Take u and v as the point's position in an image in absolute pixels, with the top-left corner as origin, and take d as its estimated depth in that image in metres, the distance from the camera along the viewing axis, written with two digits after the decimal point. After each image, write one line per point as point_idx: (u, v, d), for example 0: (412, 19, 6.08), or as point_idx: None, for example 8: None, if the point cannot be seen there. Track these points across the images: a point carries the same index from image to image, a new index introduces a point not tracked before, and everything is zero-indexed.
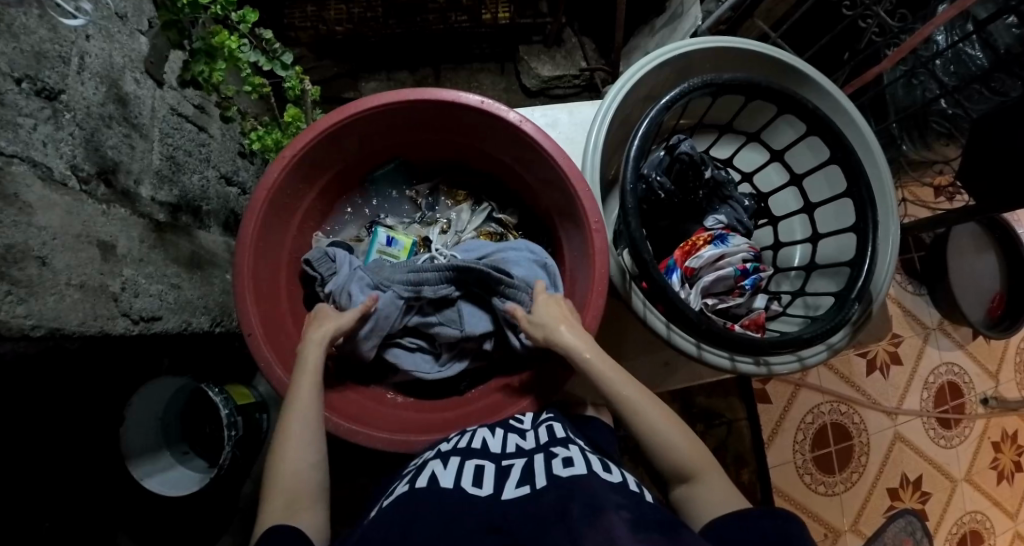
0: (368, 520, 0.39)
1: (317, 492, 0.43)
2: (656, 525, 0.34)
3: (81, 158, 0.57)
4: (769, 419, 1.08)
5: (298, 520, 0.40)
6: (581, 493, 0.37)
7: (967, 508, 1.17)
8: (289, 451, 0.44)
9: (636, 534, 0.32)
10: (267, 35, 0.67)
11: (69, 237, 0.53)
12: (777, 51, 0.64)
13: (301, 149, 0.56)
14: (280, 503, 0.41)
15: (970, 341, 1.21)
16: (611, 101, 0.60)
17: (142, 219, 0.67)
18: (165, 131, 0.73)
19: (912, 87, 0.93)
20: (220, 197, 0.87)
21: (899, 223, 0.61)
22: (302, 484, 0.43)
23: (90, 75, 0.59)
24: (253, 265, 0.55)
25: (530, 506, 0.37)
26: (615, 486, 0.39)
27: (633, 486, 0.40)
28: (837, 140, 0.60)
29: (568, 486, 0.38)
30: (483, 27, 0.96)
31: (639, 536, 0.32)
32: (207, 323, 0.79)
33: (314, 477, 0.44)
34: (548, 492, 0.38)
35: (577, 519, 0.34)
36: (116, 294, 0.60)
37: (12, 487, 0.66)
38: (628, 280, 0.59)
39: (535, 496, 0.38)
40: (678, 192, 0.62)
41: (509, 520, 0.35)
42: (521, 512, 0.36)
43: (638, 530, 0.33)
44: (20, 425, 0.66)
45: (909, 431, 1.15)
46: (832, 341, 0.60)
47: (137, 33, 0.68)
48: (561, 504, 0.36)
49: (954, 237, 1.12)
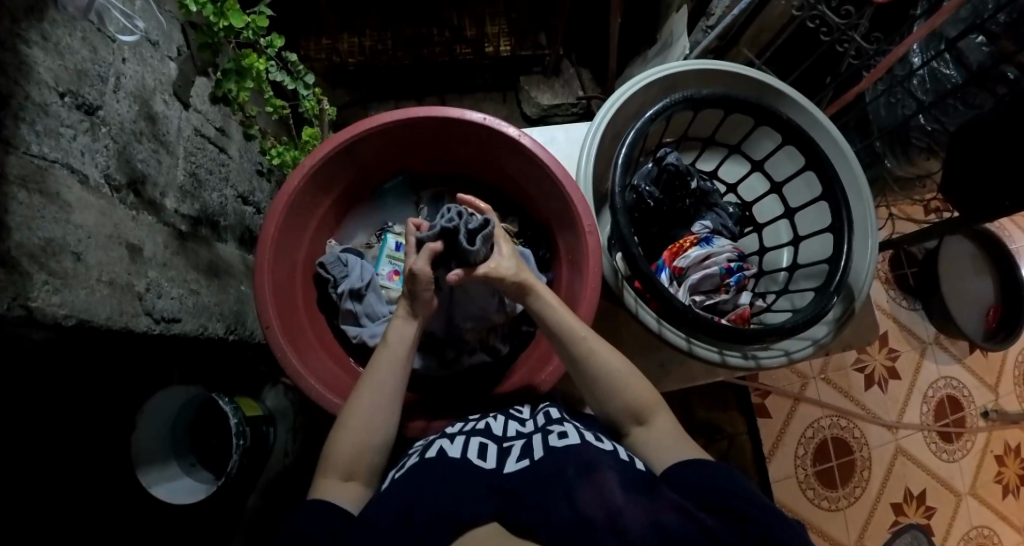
0: (385, 486, 0.42)
1: (374, 468, 0.46)
2: (641, 486, 0.37)
3: (113, 168, 0.62)
4: (770, 433, 1.08)
5: (347, 494, 0.43)
6: (574, 459, 0.39)
7: (974, 522, 1.16)
8: (346, 432, 0.46)
9: (626, 494, 0.36)
10: (292, 58, 0.73)
11: (101, 236, 0.58)
12: (752, 71, 0.69)
13: (318, 160, 0.62)
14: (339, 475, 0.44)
15: (967, 354, 1.22)
16: (602, 117, 0.66)
17: (166, 227, 0.72)
18: (189, 150, 0.79)
19: (893, 106, 0.97)
20: (236, 214, 0.92)
21: (876, 227, 0.65)
22: (362, 462, 0.45)
23: (124, 94, 0.65)
24: (272, 264, 0.59)
25: (530, 475, 0.39)
26: (608, 453, 0.41)
27: (626, 456, 0.42)
28: (812, 149, 0.65)
29: (563, 455, 0.40)
30: (486, 59, 1.03)
31: (630, 496, 0.36)
32: (222, 330, 0.82)
33: (377, 455, 0.46)
34: (545, 462, 0.40)
35: (574, 483, 0.37)
36: (140, 293, 0.64)
37: (25, 488, 0.67)
38: (620, 279, 0.62)
39: (534, 465, 0.40)
40: (666, 200, 0.67)
41: (517, 487, 0.38)
42: (525, 480, 0.39)
43: (628, 490, 0.36)
44: (41, 426, 0.69)
45: (911, 445, 1.14)
46: (816, 336, 0.65)
47: (167, 59, 0.75)
48: (556, 472, 0.39)
49: (945, 252, 1.15)
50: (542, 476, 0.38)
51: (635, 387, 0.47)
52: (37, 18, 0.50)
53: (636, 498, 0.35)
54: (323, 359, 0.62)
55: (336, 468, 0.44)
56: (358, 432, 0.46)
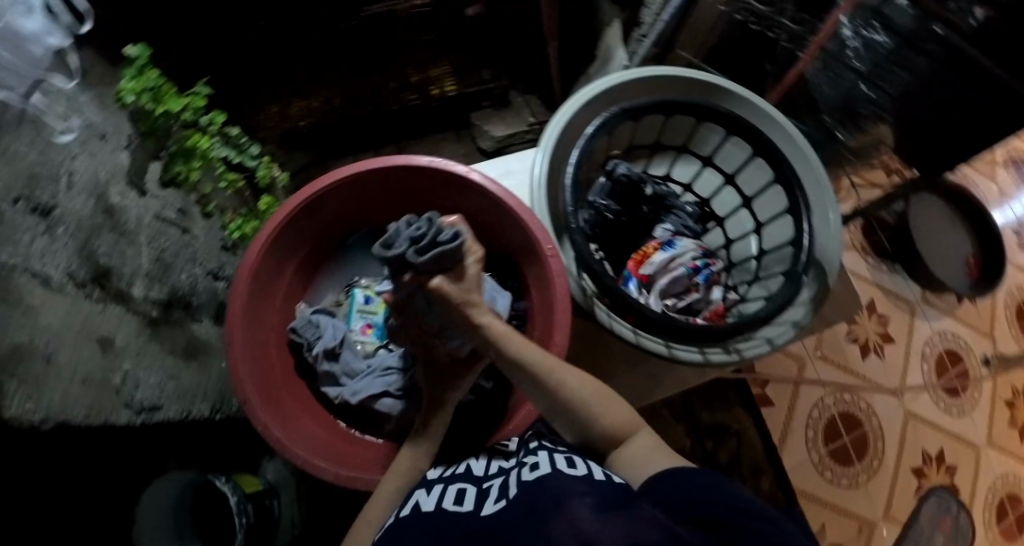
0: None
1: None
2: (617, 505, 0.35)
3: (76, 265, 0.62)
4: (776, 423, 1.06)
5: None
6: (549, 493, 0.38)
7: (997, 473, 1.15)
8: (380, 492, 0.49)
9: (599, 515, 0.33)
10: (232, 132, 0.76)
11: (68, 336, 0.57)
12: (693, 71, 0.67)
13: (276, 227, 0.62)
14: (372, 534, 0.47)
15: (957, 307, 1.22)
16: (549, 139, 0.63)
17: (137, 316, 0.72)
18: (153, 235, 0.78)
19: (837, 80, 0.95)
20: (209, 292, 0.92)
21: (834, 198, 0.66)
22: None
23: (79, 190, 0.64)
24: (245, 336, 0.59)
25: (506, 518, 0.39)
26: (580, 478, 0.40)
27: (598, 475, 0.41)
28: (755, 136, 0.66)
29: (536, 489, 0.40)
30: (434, 100, 1.07)
31: (604, 516, 0.34)
32: (207, 411, 0.81)
33: None
34: (520, 499, 0.40)
35: (547, 512, 0.36)
36: (118, 386, 0.63)
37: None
38: (590, 297, 0.60)
39: (510, 505, 0.40)
40: (624, 211, 0.68)
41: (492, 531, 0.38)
42: (500, 525, 0.38)
43: (601, 511, 0.34)
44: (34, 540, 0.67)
45: (919, 407, 1.13)
46: (795, 318, 0.64)
47: (119, 150, 0.72)
48: (530, 509, 0.38)
49: (916, 210, 1.17)
50: (518, 511, 0.39)
51: (618, 429, 0.45)
52: None
53: (607, 517, 0.33)
54: (305, 423, 0.61)
55: None
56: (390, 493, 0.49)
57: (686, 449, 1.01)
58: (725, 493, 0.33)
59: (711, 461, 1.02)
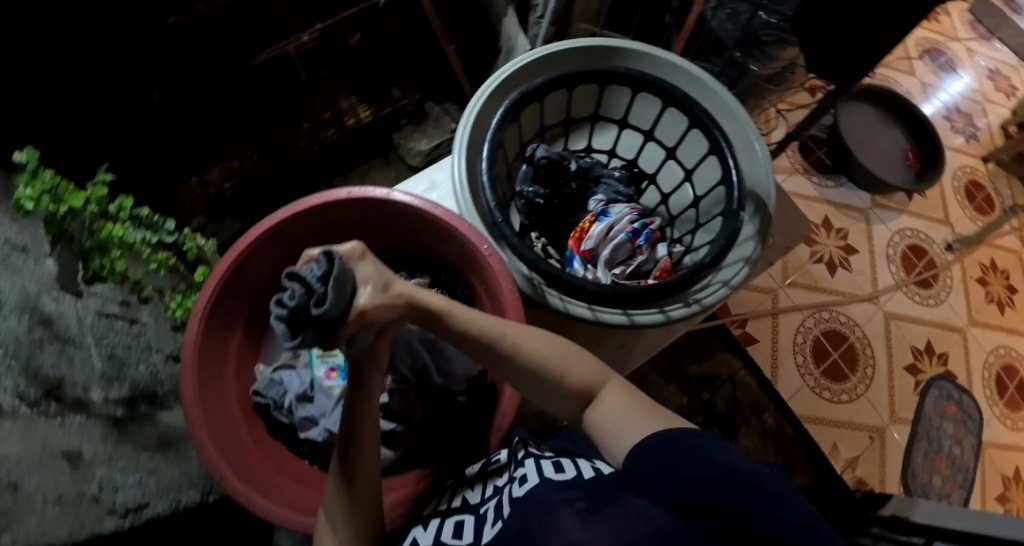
0: None
1: None
2: (603, 502, 0.34)
3: (25, 385, 0.60)
4: (766, 357, 1.07)
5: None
6: (536, 503, 0.38)
7: (987, 349, 1.18)
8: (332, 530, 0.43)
9: (592, 520, 0.32)
10: (145, 212, 0.73)
11: (33, 458, 0.56)
12: (583, 40, 0.68)
13: (208, 298, 0.60)
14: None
15: (909, 203, 1.24)
16: (461, 137, 0.62)
17: (100, 420, 0.69)
18: (98, 335, 0.76)
19: (734, 16, 1.00)
20: (172, 376, 0.90)
21: (755, 130, 0.67)
22: None
23: (11, 309, 0.62)
24: (204, 414, 0.57)
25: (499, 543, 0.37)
26: (567, 482, 0.40)
27: (586, 474, 0.40)
28: (663, 88, 0.67)
29: (526, 503, 0.39)
30: (351, 130, 1.04)
31: (596, 519, 0.33)
32: (198, 496, 0.79)
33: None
34: (512, 517, 0.39)
35: (538, 530, 0.35)
36: (96, 495, 0.63)
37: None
38: (538, 284, 0.59)
39: (503, 528, 0.38)
40: (554, 192, 0.67)
41: None
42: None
43: (591, 516, 0.33)
44: None
45: (897, 307, 1.15)
46: (746, 255, 0.64)
47: (41, 258, 0.71)
48: (523, 526, 0.37)
49: (845, 122, 1.19)
50: (513, 531, 0.37)
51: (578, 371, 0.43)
52: None
53: (598, 521, 0.32)
54: (286, 483, 0.59)
55: None
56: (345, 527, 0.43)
57: (685, 407, 1.01)
58: (707, 461, 0.32)
59: (712, 411, 1.02)
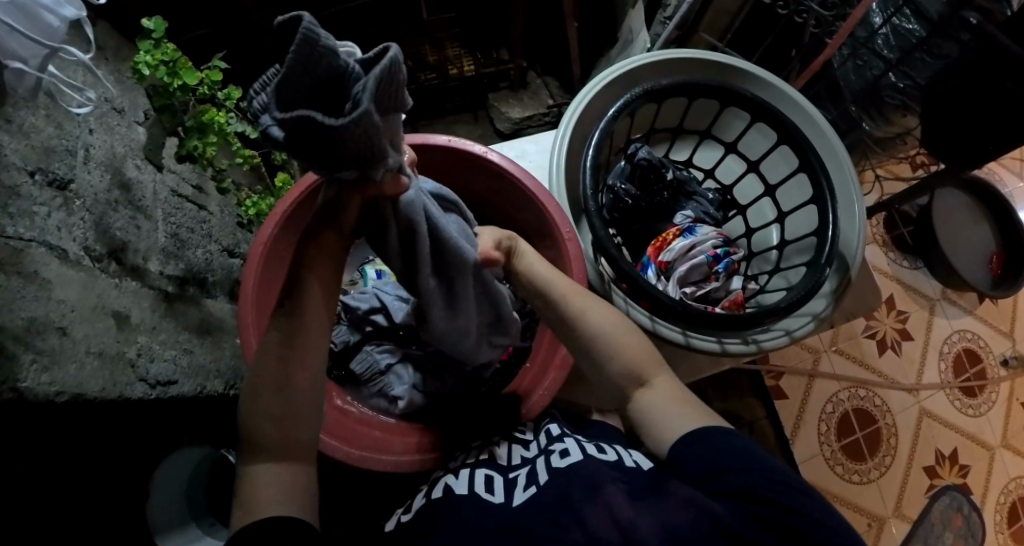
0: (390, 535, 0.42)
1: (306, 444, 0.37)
2: (648, 489, 0.38)
3: (92, 239, 0.62)
4: (790, 414, 1.06)
5: (279, 481, 0.35)
6: (581, 478, 0.40)
7: (1011, 474, 1.13)
8: (263, 398, 0.36)
9: (635, 502, 0.37)
10: (249, 107, 0.74)
11: (84, 311, 0.57)
12: (712, 53, 0.67)
13: (289, 206, 0.62)
14: (266, 458, 0.35)
15: (978, 305, 1.19)
16: (567, 122, 0.64)
17: (152, 290, 0.72)
18: (168, 212, 0.79)
19: (862, 69, 0.95)
20: (224, 268, 0.93)
21: (859, 191, 0.65)
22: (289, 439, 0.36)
23: (95, 165, 0.65)
24: (257, 317, 0.60)
25: (537, 505, 0.39)
26: (612, 465, 0.43)
27: (627, 462, 0.44)
28: (781, 122, 0.65)
29: (568, 475, 0.41)
30: (452, 80, 1.06)
31: (639, 504, 0.37)
32: (221, 386, 0.82)
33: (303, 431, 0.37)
34: (550, 486, 0.41)
35: (581, 502, 0.38)
36: (133, 360, 0.63)
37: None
38: (608, 282, 0.60)
39: (540, 492, 0.41)
40: (643, 195, 0.67)
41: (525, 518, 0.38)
42: (533, 512, 0.39)
43: (635, 498, 0.37)
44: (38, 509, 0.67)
45: (935, 405, 1.12)
46: (816, 310, 0.63)
47: (134, 124, 0.75)
48: (563, 496, 0.39)
49: (939, 206, 1.14)
50: (551, 501, 0.39)
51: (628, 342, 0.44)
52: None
53: (643, 505, 0.36)
54: None
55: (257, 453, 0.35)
56: (272, 402, 0.36)
57: None
58: (752, 462, 0.35)
59: None
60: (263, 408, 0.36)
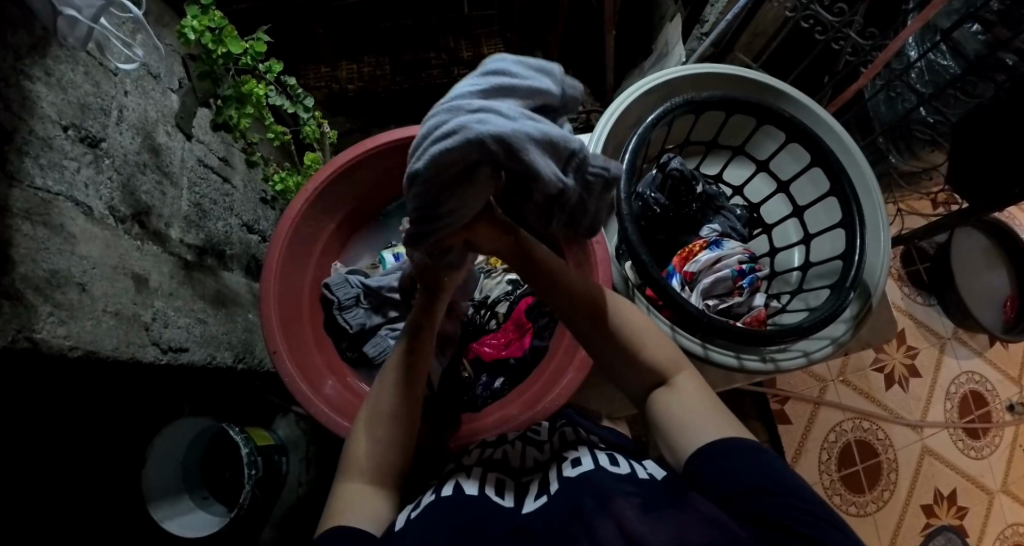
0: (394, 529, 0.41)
1: (389, 473, 0.45)
2: (662, 502, 0.38)
3: (117, 200, 0.62)
4: (792, 440, 1.05)
5: (372, 501, 0.43)
6: (593, 486, 0.41)
7: (1009, 521, 1.12)
8: (368, 431, 0.46)
9: (646, 516, 0.37)
10: (290, 82, 0.74)
11: (105, 268, 0.57)
12: (752, 71, 0.68)
13: (320, 184, 0.62)
14: (362, 479, 0.44)
15: (988, 348, 1.19)
16: (603, 126, 0.64)
17: (172, 257, 0.72)
18: (193, 181, 0.79)
19: (893, 101, 0.95)
20: (242, 243, 0.93)
21: (887, 221, 0.64)
22: (381, 463, 0.45)
23: (127, 127, 0.65)
24: (279, 291, 0.59)
25: (546, 514, 0.39)
26: (624, 476, 0.42)
27: (641, 474, 0.43)
28: (816, 144, 0.64)
29: (580, 485, 0.41)
30: None
31: (651, 517, 0.37)
32: (230, 359, 0.82)
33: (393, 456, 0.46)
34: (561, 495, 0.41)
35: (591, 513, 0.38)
36: (147, 324, 0.63)
37: None
38: (630, 287, 0.61)
39: (549, 502, 0.41)
40: (672, 206, 0.67)
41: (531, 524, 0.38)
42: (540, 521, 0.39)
43: (648, 511, 0.37)
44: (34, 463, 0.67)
45: (937, 445, 1.11)
46: (835, 335, 0.63)
47: (169, 91, 0.75)
48: (573, 507, 0.39)
49: (957, 246, 1.14)
50: (560, 511, 0.39)
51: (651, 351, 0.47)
52: (40, 53, 0.51)
53: (657, 518, 0.36)
54: (328, 377, 0.62)
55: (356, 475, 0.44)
56: (381, 433, 0.46)
57: None
58: (784, 490, 0.35)
59: None
60: (370, 435, 0.46)
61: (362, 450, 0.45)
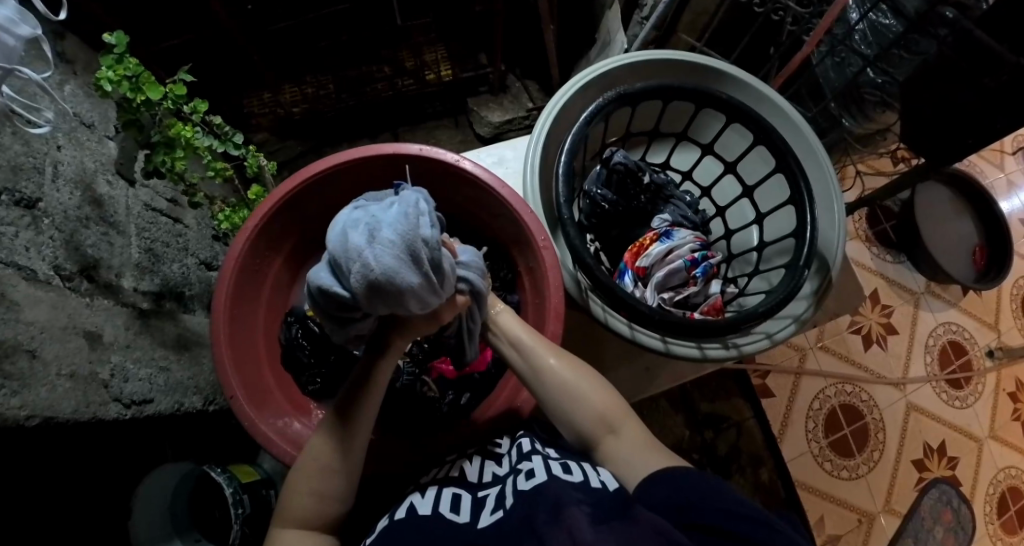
0: None
1: (328, 519, 0.44)
2: (613, 516, 0.36)
3: (62, 258, 0.60)
4: (777, 414, 1.06)
5: None
6: (543, 500, 0.39)
7: (999, 465, 1.13)
8: (305, 485, 0.44)
9: (597, 528, 0.35)
10: (217, 121, 0.73)
11: (54, 331, 0.55)
12: (685, 55, 0.67)
13: (262, 219, 0.60)
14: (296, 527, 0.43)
15: (962, 298, 1.20)
16: (540, 129, 0.63)
17: (126, 308, 0.70)
18: (142, 226, 0.78)
19: (841, 66, 0.95)
20: (201, 281, 0.91)
21: (838, 190, 0.64)
22: (314, 514, 0.43)
23: (64, 181, 0.63)
24: (230, 331, 0.58)
25: (500, 530, 0.39)
26: (577, 486, 0.41)
27: (595, 483, 0.42)
28: (757, 124, 0.64)
29: (533, 498, 0.40)
30: (429, 86, 1.04)
31: (600, 529, 0.35)
32: (200, 402, 0.81)
33: (336, 503, 0.44)
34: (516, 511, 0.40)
35: (544, 526, 0.36)
36: (106, 381, 0.62)
37: None
38: (585, 290, 0.59)
39: (503, 520, 0.40)
40: (621, 200, 0.67)
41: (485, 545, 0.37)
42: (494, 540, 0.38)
43: (598, 523, 0.36)
44: None
45: (922, 400, 1.12)
46: (796, 313, 0.63)
47: (105, 139, 0.73)
48: (527, 520, 0.38)
49: (922, 201, 1.14)
50: (513, 523, 0.39)
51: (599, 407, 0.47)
52: None
53: (605, 530, 0.34)
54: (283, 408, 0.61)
55: (290, 521, 0.43)
56: (318, 484, 0.44)
57: (685, 440, 1.01)
58: (726, 495, 0.36)
59: (710, 452, 1.02)
60: (307, 488, 0.43)
61: (295, 502, 0.43)
